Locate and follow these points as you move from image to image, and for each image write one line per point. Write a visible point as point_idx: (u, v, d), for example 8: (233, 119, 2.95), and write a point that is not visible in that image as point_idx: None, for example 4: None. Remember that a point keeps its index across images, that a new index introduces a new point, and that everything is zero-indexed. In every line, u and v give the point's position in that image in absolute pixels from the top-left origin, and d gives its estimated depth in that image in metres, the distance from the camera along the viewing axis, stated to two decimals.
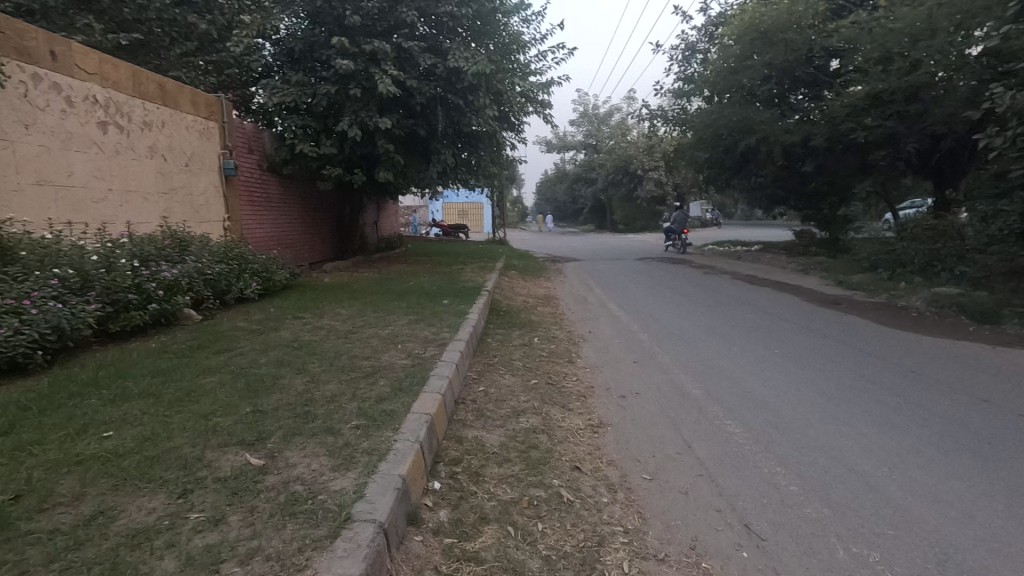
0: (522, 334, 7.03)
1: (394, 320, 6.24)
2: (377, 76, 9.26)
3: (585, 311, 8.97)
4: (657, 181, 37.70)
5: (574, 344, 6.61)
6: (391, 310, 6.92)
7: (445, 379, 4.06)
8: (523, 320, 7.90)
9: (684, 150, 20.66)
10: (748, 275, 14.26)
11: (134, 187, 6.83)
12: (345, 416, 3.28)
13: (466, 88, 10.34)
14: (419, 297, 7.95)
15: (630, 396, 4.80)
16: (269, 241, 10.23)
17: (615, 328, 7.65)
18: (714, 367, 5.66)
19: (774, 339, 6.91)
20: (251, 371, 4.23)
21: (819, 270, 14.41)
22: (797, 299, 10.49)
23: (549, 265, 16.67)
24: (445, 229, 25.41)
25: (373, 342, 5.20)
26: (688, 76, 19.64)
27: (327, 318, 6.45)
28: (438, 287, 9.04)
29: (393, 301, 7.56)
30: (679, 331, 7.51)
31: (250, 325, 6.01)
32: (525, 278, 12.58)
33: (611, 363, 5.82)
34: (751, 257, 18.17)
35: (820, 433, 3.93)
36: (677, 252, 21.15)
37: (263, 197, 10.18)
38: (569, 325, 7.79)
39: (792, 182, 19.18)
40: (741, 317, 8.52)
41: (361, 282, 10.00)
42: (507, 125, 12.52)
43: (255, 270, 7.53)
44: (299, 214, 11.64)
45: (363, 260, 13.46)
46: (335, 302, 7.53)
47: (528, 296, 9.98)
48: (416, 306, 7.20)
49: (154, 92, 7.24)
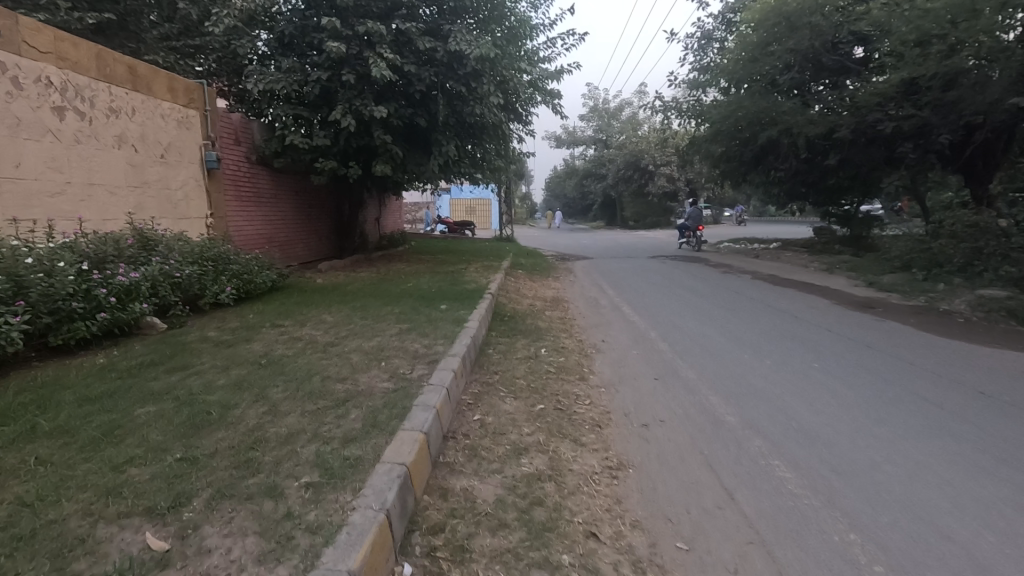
0: (527, 343, 6.30)
1: (382, 330, 5.54)
2: (371, 59, 8.57)
3: (597, 316, 8.22)
4: (669, 177, 36.68)
5: (585, 356, 5.88)
6: (380, 317, 6.22)
7: (432, 411, 3.33)
8: (529, 327, 7.17)
9: (699, 144, 19.79)
10: (770, 275, 13.44)
11: (99, 180, 6.16)
12: (295, 467, 2.59)
13: (469, 74, 9.64)
14: (414, 301, 7.22)
15: (653, 425, 4.07)
16: (257, 239, 9.57)
17: (631, 336, 6.90)
18: (748, 387, 4.91)
19: (811, 351, 6.14)
20: (200, 397, 3.53)
21: (846, 269, 13.54)
22: (828, 303, 9.66)
23: (558, 263, 15.90)
24: (451, 226, 24.74)
25: (353, 358, 4.49)
26: (704, 66, 18.76)
27: (308, 326, 5.76)
28: (438, 290, 8.32)
29: (385, 306, 6.86)
30: (703, 339, 6.75)
31: (221, 335, 5.33)
32: (532, 278, 11.84)
33: (629, 380, 5.08)
34: (771, 256, 17.32)
35: (893, 480, 3.18)
36: (692, 250, 20.30)
37: (252, 191, 9.51)
38: (580, 333, 7.06)
39: (814, 176, 18.27)
40: (770, 324, 7.73)
41: (355, 283, 9.30)
42: (514, 116, 11.78)
43: (234, 270, 6.87)
44: (293, 209, 10.97)
45: (362, 259, 12.79)
46: (322, 307, 6.84)
47: (535, 298, 9.27)
48: (409, 312, 6.50)
49: (122, 76, 6.58)
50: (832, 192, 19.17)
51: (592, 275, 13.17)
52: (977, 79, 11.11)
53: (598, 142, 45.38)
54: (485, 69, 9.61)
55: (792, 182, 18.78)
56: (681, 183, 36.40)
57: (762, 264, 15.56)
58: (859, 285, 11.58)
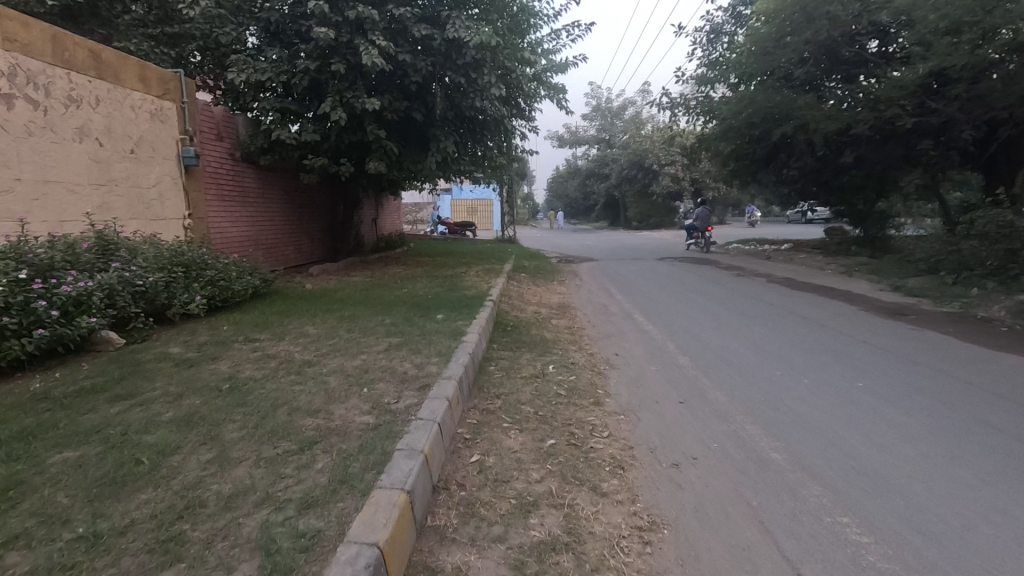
0: (533, 358, 5.64)
1: (368, 346, 4.90)
2: (362, 47, 7.93)
3: (608, 324, 7.58)
4: (674, 177, 35.62)
5: (599, 374, 5.24)
6: (368, 329, 5.57)
7: (419, 458, 2.70)
8: (534, 338, 6.52)
9: (707, 142, 19.10)
10: (785, 278, 12.78)
11: (55, 177, 5.54)
12: (232, 551, 1.97)
13: (468, 64, 9.02)
14: (407, 310, 6.57)
15: (686, 465, 3.42)
16: (242, 241, 8.94)
17: (646, 349, 6.25)
18: (789, 413, 4.25)
19: (852, 367, 5.48)
20: (136, 438, 2.88)
21: (866, 272, 12.87)
22: (853, 309, 9.00)
23: (563, 266, 15.24)
24: (451, 228, 24.11)
25: (330, 383, 3.84)
26: (713, 61, 18.09)
27: (287, 341, 5.11)
28: (435, 296, 7.70)
29: (375, 316, 6.22)
30: (728, 352, 6.09)
31: (186, 352, 4.70)
32: (536, 282, 11.20)
33: (651, 405, 4.43)
34: (783, 258, 16.65)
35: (995, 548, 2.56)
36: (700, 251, 19.61)
37: (236, 190, 8.87)
38: (590, 345, 6.40)
39: (827, 176, 17.60)
40: (798, 333, 7.08)
41: (347, 289, 8.68)
42: (516, 111, 11.23)
43: (209, 276, 6.24)
44: (282, 210, 10.34)
45: (356, 262, 12.18)
46: (305, 317, 6.20)
47: (540, 304, 8.63)
48: (401, 323, 5.85)
49: (84, 61, 5.97)
50: (846, 191, 18.47)
51: (598, 279, 12.52)
52: (1007, 71, 10.47)
53: (600, 141, 44.71)
54: (486, 59, 9.00)
55: (804, 181, 18.09)
56: (686, 182, 35.64)
57: (776, 266, 14.90)
58: (884, 289, 10.91)
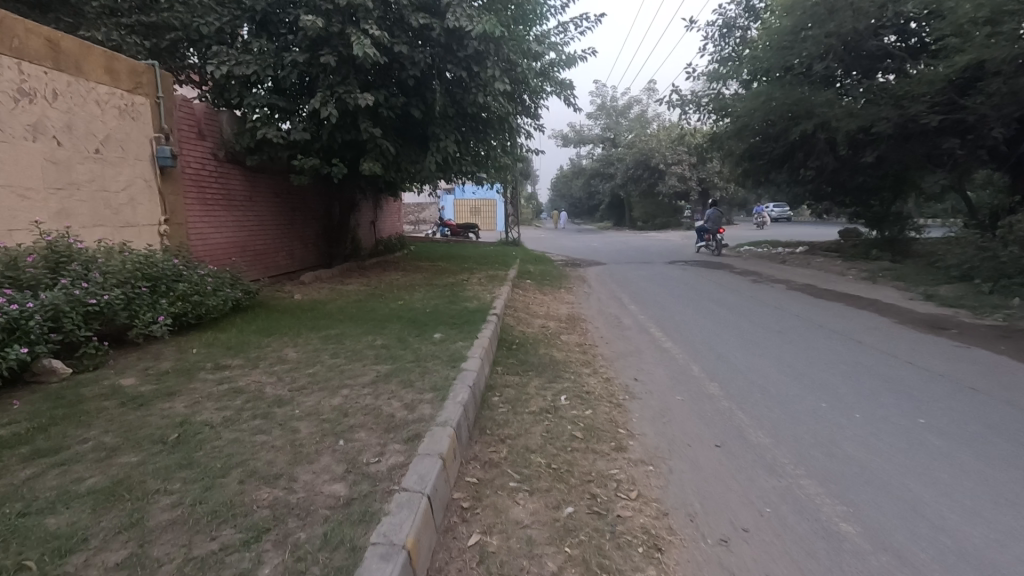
0: (542, 387, 4.96)
1: (352, 377, 4.23)
2: (353, 37, 7.30)
3: (624, 340, 6.91)
4: (681, 176, 34.83)
5: (619, 406, 4.57)
6: (354, 353, 4.91)
7: (398, 557, 2.05)
8: (542, 359, 5.85)
9: (719, 141, 18.36)
10: (806, 284, 12.08)
11: (3, 181, 4.93)
12: None
13: (470, 56, 8.38)
14: (400, 328, 5.90)
15: (737, 542, 2.75)
16: (227, 248, 8.31)
17: (670, 372, 5.58)
18: (852, 463, 3.59)
19: (909, 398, 4.81)
20: (33, 524, 2.22)
21: (891, 278, 12.18)
22: (887, 321, 8.30)
23: (569, 271, 14.54)
24: (453, 230, 23.42)
25: (300, 431, 3.17)
26: (725, 57, 17.33)
27: (260, 369, 4.45)
28: (433, 309, 7.05)
29: (365, 336, 5.55)
30: (762, 377, 5.43)
31: (141, 384, 4.05)
32: (542, 290, 10.54)
33: (683, 450, 3.77)
34: (800, 261, 15.94)
35: None
36: (712, 255, 18.88)
37: (221, 193, 8.24)
38: (606, 368, 5.72)
39: (845, 176, 16.85)
40: (835, 352, 6.41)
41: (340, 300, 8.04)
42: (521, 108, 10.64)
43: (179, 291, 5.59)
44: (272, 213, 9.70)
45: (353, 268, 11.55)
46: (285, 337, 5.54)
47: (548, 317, 7.97)
48: (392, 345, 5.18)
49: (38, 51, 5.34)
50: (863, 191, 17.73)
51: (608, 285, 11.86)
52: None
53: (605, 140, 43.95)
54: (489, 51, 8.35)
55: (820, 181, 17.36)
56: (693, 182, 34.79)
57: (794, 272, 14.19)
58: (915, 298, 10.20)
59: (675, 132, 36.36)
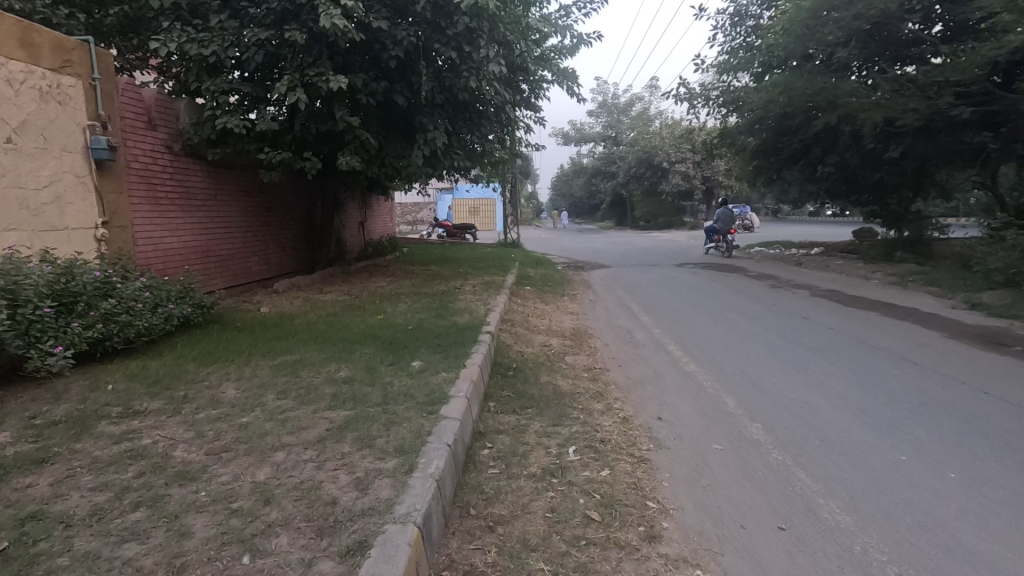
0: (544, 433, 3.96)
1: (296, 431, 3.22)
2: (323, 8, 6.32)
3: (640, 363, 5.91)
4: (684, 175, 33.79)
5: (642, 463, 3.59)
6: (308, 392, 3.89)
7: None
8: (544, 392, 4.83)
9: (729, 136, 17.32)
10: (829, 291, 11.08)
11: None
12: None
13: (460, 34, 7.38)
14: (371, 354, 4.88)
15: None
16: (185, 253, 7.32)
17: (700, 408, 4.59)
18: (976, 564, 2.60)
19: (1008, 446, 3.83)
20: None
21: (922, 283, 11.18)
22: (934, 335, 7.31)
23: (572, 275, 13.54)
24: (450, 231, 22.39)
25: (190, 537, 2.17)
26: (736, 47, 16.28)
27: (180, 417, 3.44)
28: (415, 326, 6.06)
29: (328, 365, 4.53)
30: (814, 414, 4.43)
31: (11, 444, 3.04)
32: (543, 298, 9.54)
33: (736, 537, 2.79)
34: (818, 264, 14.94)
35: None
36: (722, 256, 17.82)
37: (178, 191, 7.26)
38: (621, 402, 4.72)
39: (865, 173, 15.82)
40: (890, 377, 5.44)
41: (313, 313, 7.06)
42: (519, 99, 9.70)
43: (103, 309, 4.59)
44: (242, 214, 8.72)
45: (336, 275, 10.56)
46: (231, 366, 4.53)
47: (550, 332, 6.96)
48: (357, 379, 4.16)
49: None
50: (882, 189, 16.70)
51: (615, 292, 10.84)
52: None
53: (606, 138, 42.96)
54: (482, 28, 7.37)
55: (838, 179, 16.31)
56: (698, 180, 33.77)
57: (815, 275, 13.18)
58: (956, 307, 9.20)
59: (679, 130, 35.34)
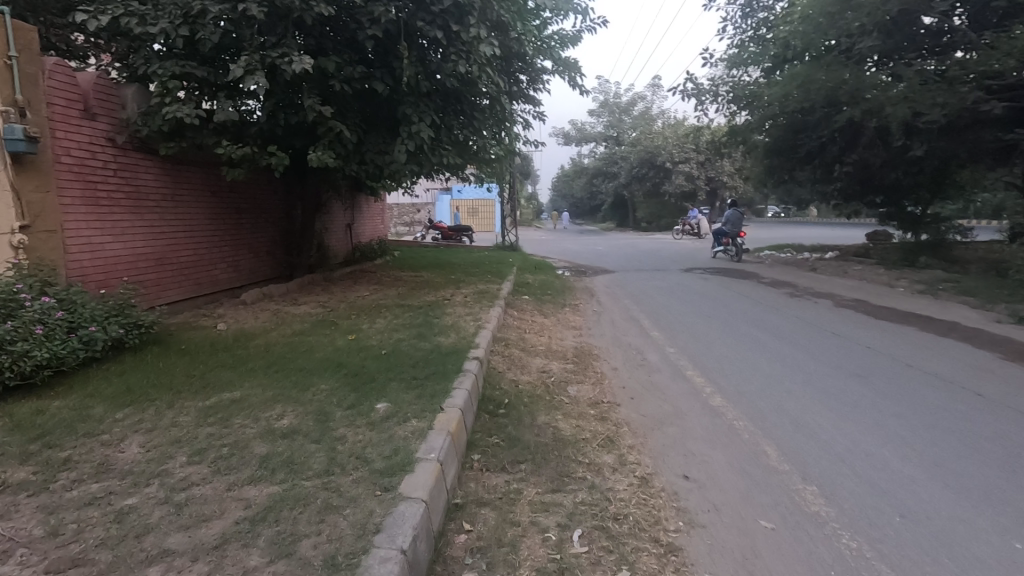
0: (541, 505, 3.04)
1: (193, 525, 2.31)
2: None
3: (656, 394, 5.00)
4: (688, 175, 32.82)
5: (673, 556, 2.68)
6: (232, 453, 2.96)
7: None
8: (541, 440, 3.88)
9: (739, 134, 16.37)
10: (854, 300, 10.17)
11: None
12: None
13: (447, 12, 6.48)
14: (329, 392, 3.95)
15: None
16: (132, 260, 6.41)
17: (737, 462, 3.68)
18: None
19: None
20: None
21: (955, 292, 10.26)
22: (988, 355, 6.40)
23: (573, 281, 12.61)
24: (446, 233, 21.47)
25: None
26: (747, 40, 15.36)
27: (41, 497, 2.52)
28: (389, 350, 5.13)
29: (270, 411, 3.59)
30: (883, 472, 3.53)
31: None
32: (541, 310, 8.62)
33: None
34: (834, 269, 14.03)
35: None
36: (731, 260, 16.90)
37: (126, 190, 6.34)
38: (638, 452, 3.80)
39: (885, 174, 14.89)
40: (956, 414, 4.53)
41: (278, 330, 6.16)
42: (516, 89, 8.81)
43: None
44: (208, 217, 7.82)
45: (316, 283, 9.66)
46: (150, 409, 3.59)
47: (549, 354, 6.01)
48: (300, 433, 3.22)
49: None
50: (900, 190, 15.80)
51: (621, 301, 9.92)
52: None
53: (608, 138, 42.05)
54: (473, 4, 6.47)
55: (855, 180, 15.38)
56: (702, 181, 32.76)
57: (834, 283, 12.28)
58: (1002, 320, 8.26)
59: (682, 129, 34.41)
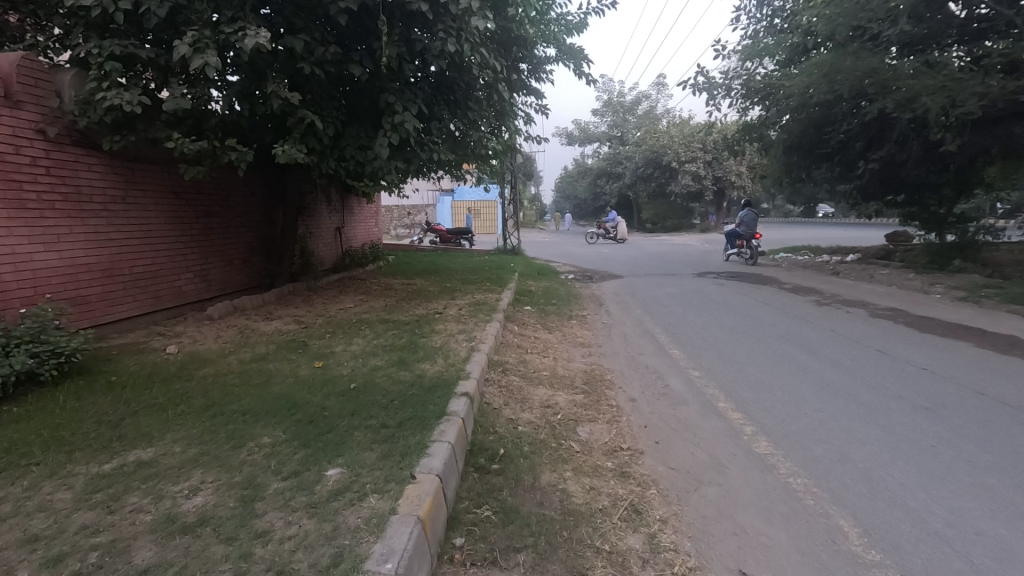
0: None
1: None
2: None
3: (687, 436, 4.08)
4: (695, 175, 31.75)
5: None
6: (98, 566, 2.07)
7: None
8: (546, 513, 2.95)
9: (754, 131, 15.40)
10: (891, 309, 9.21)
11: None
12: None
13: None
14: (270, 450, 3.03)
15: None
16: (71, 272, 5.52)
17: (809, 546, 2.77)
18: None
19: None
20: None
21: (1000, 300, 9.30)
22: None
23: (579, 288, 11.62)
24: (443, 236, 20.52)
25: None
26: (762, 32, 14.39)
27: None
28: (359, 383, 4.21)
29: (183, 482, 2.69)
30: (1011, 564, 2.61)
31: None
32: (544, 323, 7.69)
33: None
34: (859, 273, 13.08)
35: None
36: (747, 264, 15.90)
37: (63, 191, 5.46)
38: (673, 531, 2.89)
39: (912, 171, 13.88)
40: None
41: (236, 353, 5.25)
42: (517, 78, 7.92)
43: None
44: (170, 221, 6.93)
45: (297, 293, 8.78)
46: (21, 481, 2.69)
47: (554, 382, 5.09)
48: (210, 524, 2.32)
49: None
50: (927, 188, 14.79)
51: (634, 312, 8.98)
52: None
53: (611, 138, 40.92)
54: None
55: (879, 179, 14.39)
56: (710, 180, 31.73)
57: (862, 288, 11.33)
58: None
59: (688, 128, 33.29)
